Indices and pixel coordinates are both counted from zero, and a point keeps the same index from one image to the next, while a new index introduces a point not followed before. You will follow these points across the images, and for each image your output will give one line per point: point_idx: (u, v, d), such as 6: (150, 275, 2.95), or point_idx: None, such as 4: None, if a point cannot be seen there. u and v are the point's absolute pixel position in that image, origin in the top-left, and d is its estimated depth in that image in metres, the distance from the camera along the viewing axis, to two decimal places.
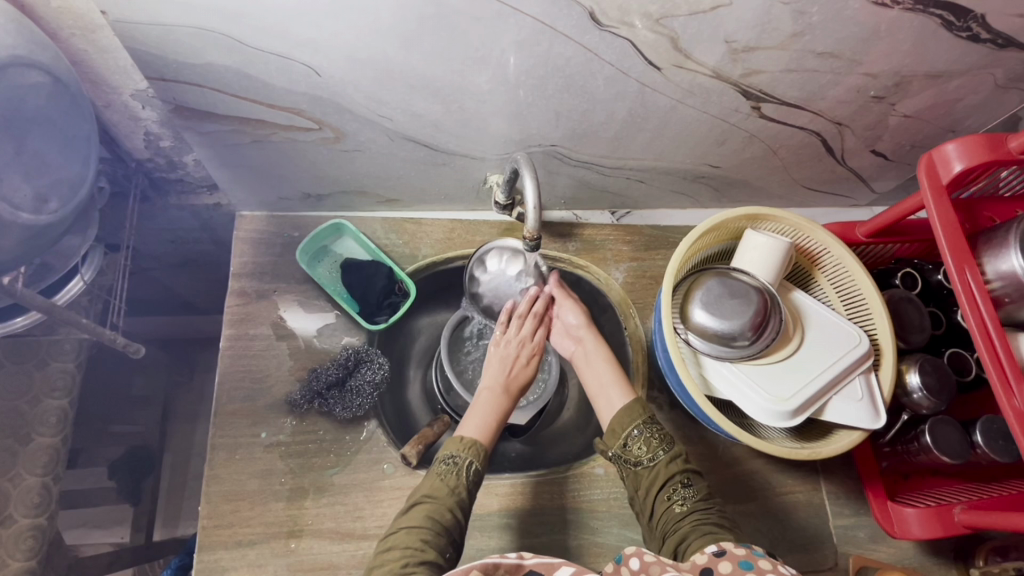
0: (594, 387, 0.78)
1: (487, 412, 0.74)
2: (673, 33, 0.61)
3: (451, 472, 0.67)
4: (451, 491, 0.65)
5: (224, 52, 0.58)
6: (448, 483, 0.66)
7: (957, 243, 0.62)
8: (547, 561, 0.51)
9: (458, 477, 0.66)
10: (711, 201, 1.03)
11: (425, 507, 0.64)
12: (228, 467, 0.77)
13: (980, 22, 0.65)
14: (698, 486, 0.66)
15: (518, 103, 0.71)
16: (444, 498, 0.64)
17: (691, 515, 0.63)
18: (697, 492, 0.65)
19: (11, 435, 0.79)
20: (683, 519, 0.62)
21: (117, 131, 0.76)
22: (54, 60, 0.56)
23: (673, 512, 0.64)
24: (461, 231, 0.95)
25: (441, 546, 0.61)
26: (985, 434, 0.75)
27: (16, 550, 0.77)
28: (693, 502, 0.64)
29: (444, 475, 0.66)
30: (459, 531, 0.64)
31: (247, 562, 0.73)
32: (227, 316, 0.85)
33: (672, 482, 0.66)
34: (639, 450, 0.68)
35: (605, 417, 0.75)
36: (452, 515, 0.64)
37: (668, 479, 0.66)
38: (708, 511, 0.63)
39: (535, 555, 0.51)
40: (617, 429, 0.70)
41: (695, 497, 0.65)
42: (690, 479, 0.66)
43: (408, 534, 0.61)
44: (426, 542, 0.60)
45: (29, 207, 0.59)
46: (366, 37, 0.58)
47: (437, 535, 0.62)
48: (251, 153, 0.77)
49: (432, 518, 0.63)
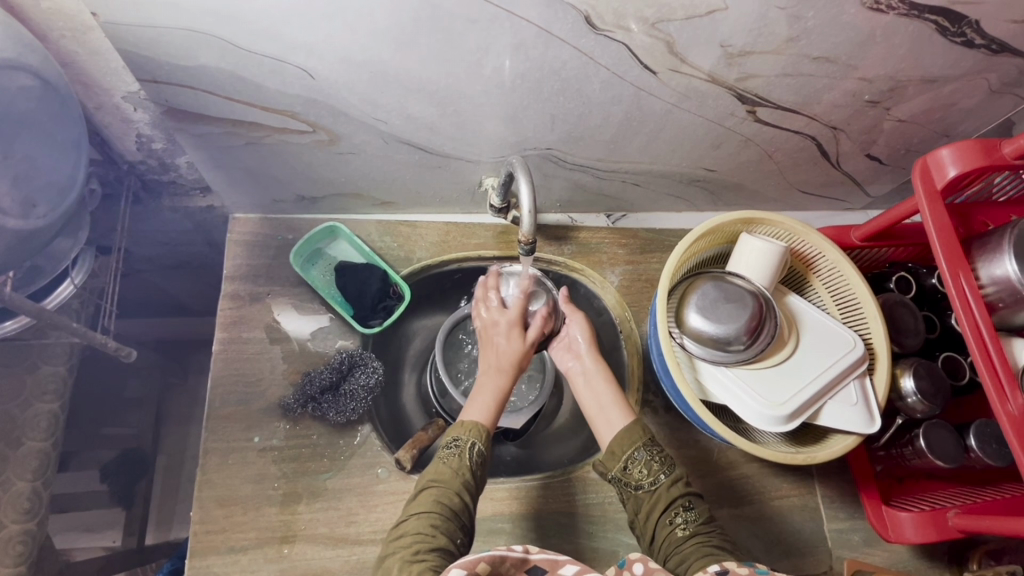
0: (593, 409, 0.75)
1: (490, 398, 0.72)
2: (669, 37, 0.61)
3: (455, 456, 0.66)
4: (457, 474, 0.65)
5: (217, 55, 0.58)
6: (454, 466, 0.65)
7: (951, 248, 0.63)
8: (551, 557, 0.50)
9: (463, 459, 0.66)
10: (707, 204, 1.03)
11: (433, 492, 0.63)
12: (221, 471, 0.77)
13: (974, 28, 0.65)
14: (699, 509, 0.66)
15: (513, 106, 0.70)
16: (451, 481, 0.64)
17: (692, 539, 0.62)
18: (698, 515, 0.65)
19: (1, 440, 0.78)
20: (683, 542, 0.62)
21: (109, 133, 0.75)
22: (43, 63, 0.56)
23: (674, 535, 0.63)
24: (456, 234, 0.95)
25: (452, 530, 0.60)
26: (978, 438, 0.76)
27: (6, 555, 0.76)
28: (695, 525, 0.64)
29: (449, 459, 0.66)
30: (469, 515, 0.63)
31: (240, 568, 0.73)
32: (220, 319, 0.84)
33: (674, 506, 0.65)
34: (641, 473, 0.67)
35: (604, 438, 0.72)
36: (460, 497, 0.63)
37: (670, 503, 0.65)
38: (709, 534, 0.63)
39: (540, 550, 0.51)
40: (617, 451, 0.68)
41: (697, 519, 0.64)
42: (691, 502, 0.66)
43: (418, 519, 0.60)
44: (436, 527, 0.59)
45: (16, 212, 0.59)
46: (361, 39, 0.57)
47: (447, 518, 0.61)
48: (244, 155, 0.77)
49: (440, 501, 0.62)
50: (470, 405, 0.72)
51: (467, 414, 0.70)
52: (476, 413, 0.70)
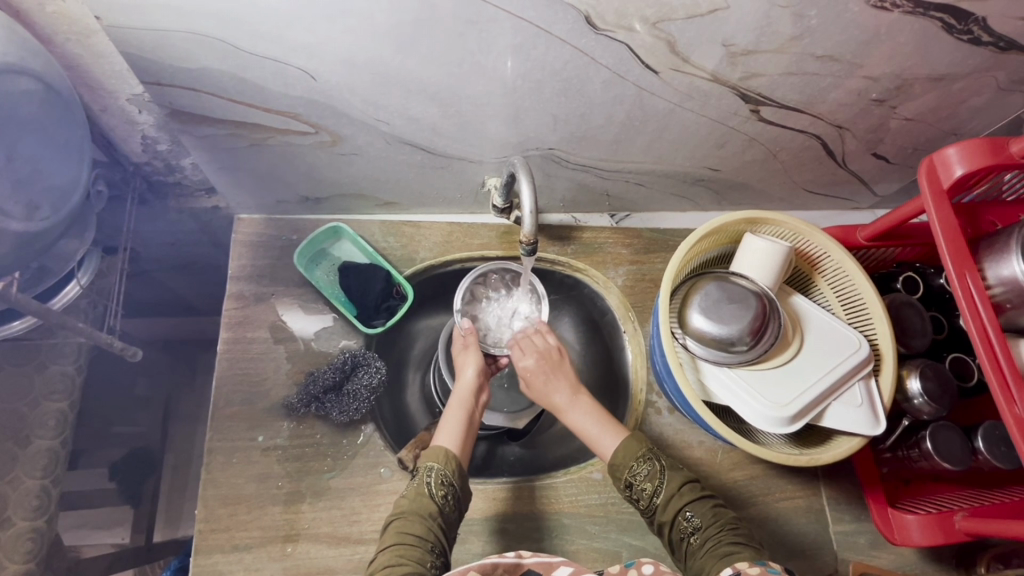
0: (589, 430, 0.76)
1: (455, 426, 0.75)
2: (671, 37, 0.61)
3: (414, 486, 0.68)
4: (417, 501, 0.66)
5: (219, 58, 0.58)
6: (413, 495, 0.67)
7: (956, 247, 0.62)
8: (545, 561, 0.54)
9: (422, 485, 0.68)
10: (711, 203, 1.02)
11: (397, 525, 0.64)
12: (226, 471, 0.77)
13: (980, 25, 0.64)
14: (701, 512, 0.67)
15: (516, 106, 0.70)
16: (411, 508, 0.65)
17: (704, 546, 0.63)
18: (702, 520, 0.66)
19: (10, 438, 0.79)
20: (699, 551, 0.64)
21: (113, 135, 0.76)
22: (45, 67, 0.56)
23: (690, 546, 0.65)
24: (459, 234, 0.94)
25: (420, 556, 0.61)
26: (986, 440, 0.75)
27: (15, 553, 0.77)
28: (704, 530, 0.65)
29: (408, 491, 0.68)
30: (438, 538, 0.64)
31: (244, 566, 0.73)
32: (225, 319, 0.84)
33: (677, 521, 0.67)
34: (642, 497, 0.70)
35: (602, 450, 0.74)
36: (425, 522, 0.64)
37: (672, 519, 0.67)
38: (719, 535, 0.63)
39: (533, 555, 0.55)
40: (619, 474, 0.71)
41: (703, 525, 0.65)
42: (691, 508, 0.67)
43: (387, 553, 0.61)
44: (404, 556, 0.60)
45: (19, 215, 0.59)
46: (361, 41, 0.57)
47: (414, 545, 0.62)
48: (249, 156, 0.77)
49: (405, 531, 0.63)
50: (439, 434, 0.75)
51: (436, 442, 0.73)
52: (445, 440, 0.74)
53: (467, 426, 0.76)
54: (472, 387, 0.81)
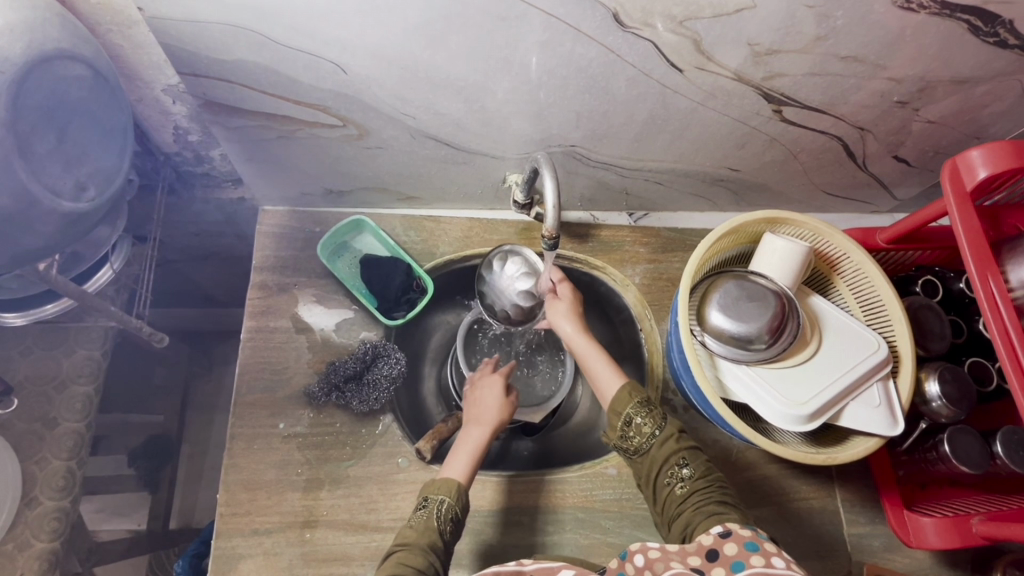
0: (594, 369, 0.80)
1: (469, 453, 0.76)
2: (696, 35, 0.61)
3: (422, 518, 0.68)
4: (424, 534, 0.67)
5: (255, 50, 0.60)
6: (421, 528, 0.67)
7: (979, 251, 0.62)
8: (546, 567, 0.56)
9: (432, 519, 0.68)
10: (729, 204, 1.03)
11: (399, 554, 0.64)
12: (247, 456, 0.79)
13: (1007, 27, 0.64)
14: (694, 463, 0.69)
15: (539, 104, 0.71)
16: (417, 542, 0.66)
17: (692, 497, 0.66)
18: (694, 471, 0.68)
19: (39, 419, 0.82)
20: (685, 501, 0.66)
21: (147, 125, 0.78)
22: (94, 54, 0.58)
23: (675, 492, 0.67)
24: (479, 230, 0.96)
25: None
26: (1004, 445, 0.73)
27: (41, 531, 0.78)
28: (693, 481, 0.67)
29: (416, 523, 0.68)
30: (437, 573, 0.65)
31: (263, 550, 0.75)
32: (249, 308, 0.86)
33: (670, 465, 0.69)
34: (637, 433, 0.71)
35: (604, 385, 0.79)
36: (429, 556, 0.65)
37: (665, 461, 0.69)
38: (708, 491, 0.66)
39: (535, 562, 0.57)
40: (622, 406, 0.73)
41: (695, 475, 0.68)
42: (686, 457, 0.69)
43: None
44: None
45: (67, 194, 0.60)
46: (393, 36, 0.59)
47: None
48: (278, 149, 0.79)
49: (405, 562, 0.63)
50: (452, 460, 0.75)
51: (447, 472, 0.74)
52: (456, 470, 0.74)
53: (479, 452, 0.77)
54: (500, 420, 0.81)
